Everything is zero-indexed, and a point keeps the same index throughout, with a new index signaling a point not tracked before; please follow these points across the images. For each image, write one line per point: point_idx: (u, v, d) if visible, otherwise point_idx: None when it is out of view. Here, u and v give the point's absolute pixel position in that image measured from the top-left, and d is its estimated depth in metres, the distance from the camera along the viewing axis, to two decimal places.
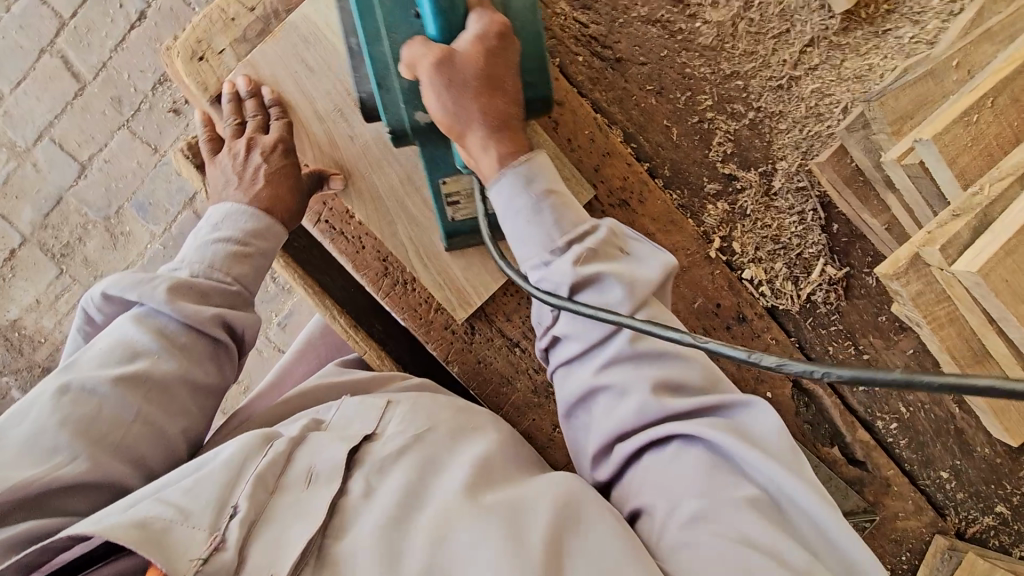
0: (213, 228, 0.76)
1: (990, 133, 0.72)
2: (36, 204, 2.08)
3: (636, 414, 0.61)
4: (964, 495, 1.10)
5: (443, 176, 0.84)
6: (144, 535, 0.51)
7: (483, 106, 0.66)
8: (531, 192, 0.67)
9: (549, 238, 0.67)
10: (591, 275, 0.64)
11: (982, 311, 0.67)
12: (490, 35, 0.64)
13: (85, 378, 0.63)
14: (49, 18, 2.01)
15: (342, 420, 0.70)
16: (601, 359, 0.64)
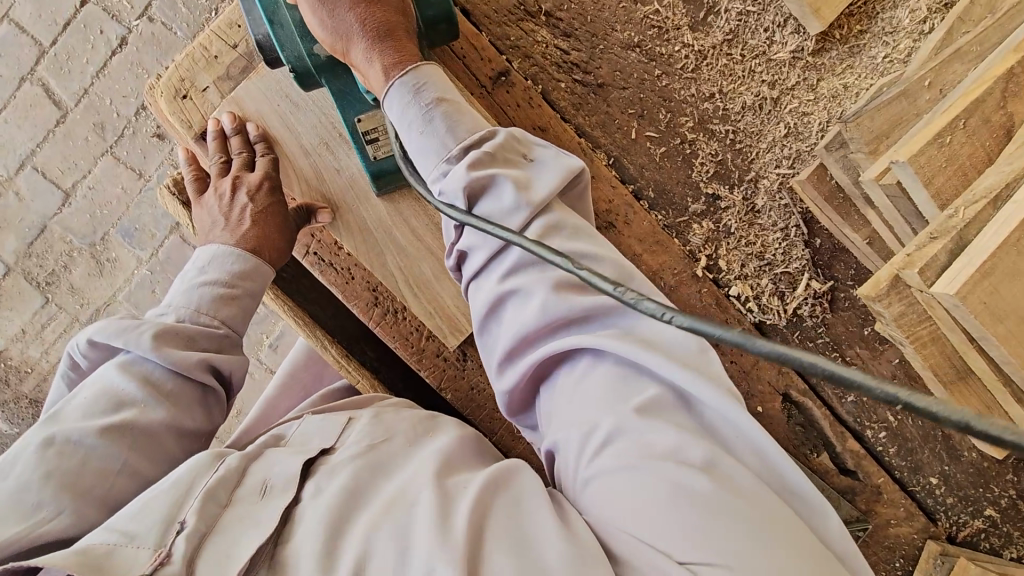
0: (200, 271, 0.76)
1: (963, 154, 0.74)
2: (20, 233, 2.06)
3: (539, 315, 0.61)
4: (953, 500, 1.13)
5: (357, 114, 0.84)
6: (84, 559, 0.52)
7: (361, 15, 0.71)
8: (421, 100, 0.71)
9: (445, 147, 0.70)
10: (484, 173, 0.67)
11: (962, 330, 0.68)
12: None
13: (70, 429, 0.62)
14: (29, 46, 2.00)
15: (301, 436, 0.73)
16: (505, 266, 0.65)
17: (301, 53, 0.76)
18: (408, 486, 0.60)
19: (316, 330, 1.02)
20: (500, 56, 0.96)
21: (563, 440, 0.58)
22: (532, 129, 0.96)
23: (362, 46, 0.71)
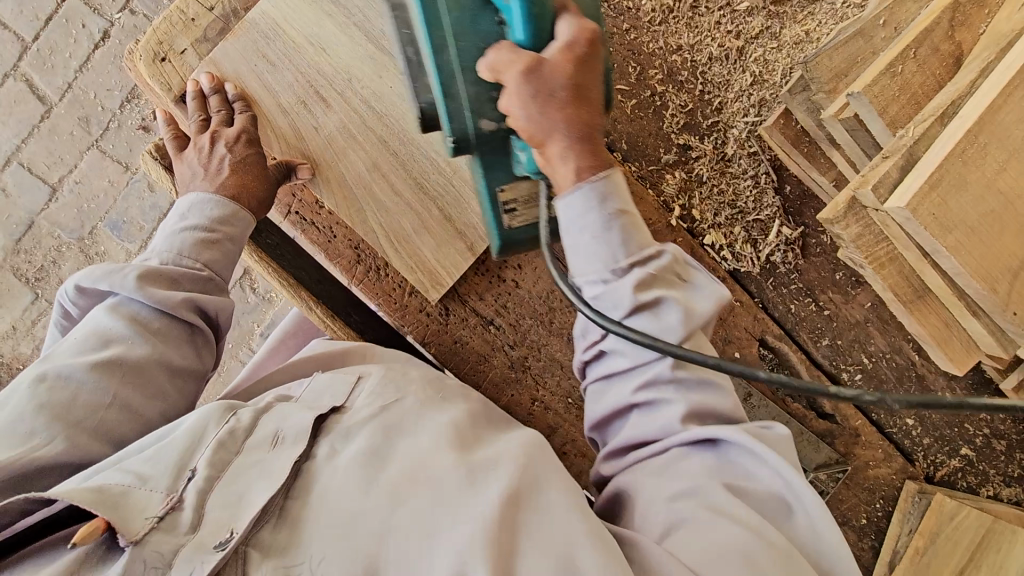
0: (180, 217, 0.81)
1: (915, 82, 0.77)
2: (6, 230, 2.06)
3: (669, 426, 0.64)
4: (930, 441, 1.16)
5: (499, 184, 0.75)
6: (100, 498, 0.56)
7: (569, 117, 0.64)
8: (604, 207, 0.65)
9: (613, 256, 0.65)
10: (652, 296, 0.64)
11: (918, 248, 0.72)
12: (580, 43, 0.64)
13: (60, 363, 0.66)
14: (10, 42, 2.01)
15: (310, 395, 0.74)
16: (645, 379, 0.66)
17: (468, 127, 0.69)
18: (432, 461, 0.63)
19: (301, 292, 1.04)
20: None
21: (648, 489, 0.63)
22: None
23: (563, 147, 0.64)
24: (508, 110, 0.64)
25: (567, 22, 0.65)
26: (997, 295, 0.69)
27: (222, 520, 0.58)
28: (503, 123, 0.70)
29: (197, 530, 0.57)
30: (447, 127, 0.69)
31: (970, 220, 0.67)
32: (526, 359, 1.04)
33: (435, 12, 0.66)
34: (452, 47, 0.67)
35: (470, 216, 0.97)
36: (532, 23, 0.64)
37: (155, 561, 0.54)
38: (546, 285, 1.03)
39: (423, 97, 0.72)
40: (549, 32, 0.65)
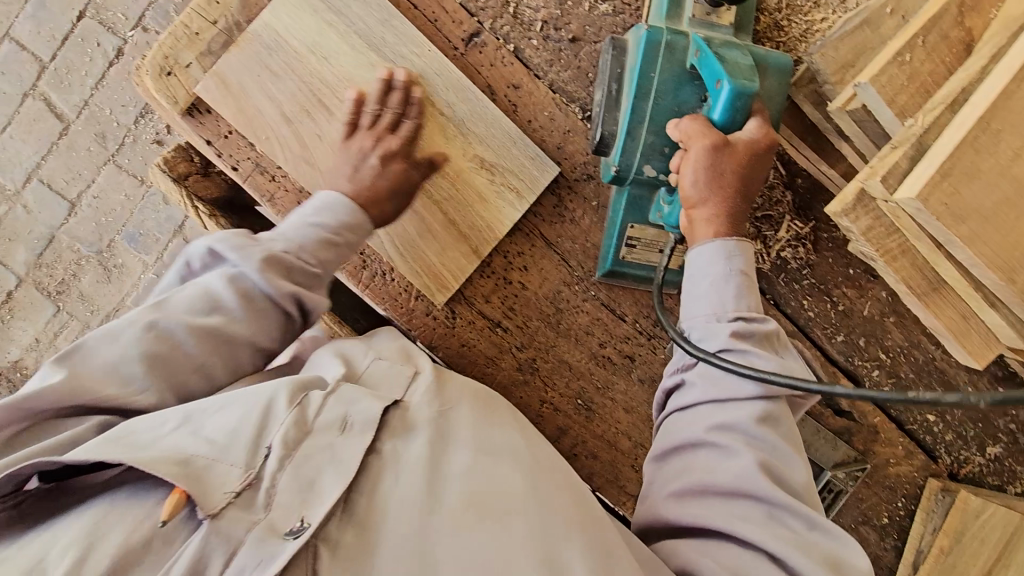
0: (309, 210, 0.82)
1: (924, 71, 0.75)
2: (29, 245, 2.15)
3: (736, 478, 0.66)
4: (952, 437, 1.13)
5: (633, 220, 0.94)
6: (184, 472, 0.57)
7: (727, 195, 0.74)
8: (729, 265, 0.74)
9: (722, 305, 0.74)
10: (744, 347, 0.72)
11: (931, 238, 0.69)
12: (760, 142, 0.73)
13: (174, 319, 0.70)
14: (28, 62, 2.06)
15: (371, 378, 0.77)
16: (720, 422, 0.71)
17: (633, 164, 0.86)
18: (494, 488, 0.68)
19: None
20: (471, 17, 0.97)
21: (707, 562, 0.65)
22: (506, 88, 0.98)
23: (708, 215, 0.75)
24: (682, 170, 0.75)
25: (757, 122, 0.74)
26: (1016, 286, 0.67)
27: (294, 505, 0.59)
28: (663, 175, 0.87)
29: (270, 510, 0.58)
30: (618, 157, 0.87)
31: (986, 209, 0.65)
32: (535, 362, 1.04)
33: (650, 71, 0.83)
34: (653, 101, 0.84)
35: (473, 218, 0.97)
36: (731, 110, 0.74)
37: (228, 538, 0.55)
38: (553, 285, 1.03)
39: (608, 128, 0.89)
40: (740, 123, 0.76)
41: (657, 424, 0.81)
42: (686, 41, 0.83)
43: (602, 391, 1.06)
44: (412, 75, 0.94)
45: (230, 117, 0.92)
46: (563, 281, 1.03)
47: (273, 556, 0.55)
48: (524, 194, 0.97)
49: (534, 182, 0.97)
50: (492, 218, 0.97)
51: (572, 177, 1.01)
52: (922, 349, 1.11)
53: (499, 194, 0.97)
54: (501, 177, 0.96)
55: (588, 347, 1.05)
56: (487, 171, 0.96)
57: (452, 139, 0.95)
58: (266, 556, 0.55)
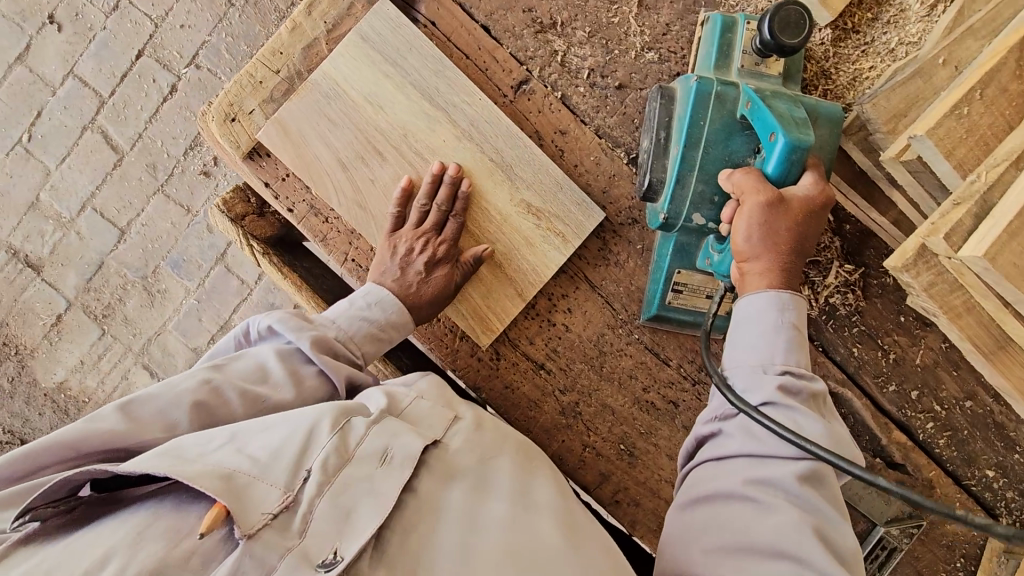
0: (365, 305, 0.88)
1: (983, 124, 0.74)
2: (80, 270, 2.24)
3: (775, 536, 0.63)
4: (1014, 495, 1.09)
5: (680, 265, 0.93)
6: (227, 486, 0.59)
7: (780, 251, 0.73)
8: (782, 317, 0.73)
9: (772, 357, 0.73)
10: (789, 403, 0.70)
11: (998, 298, 0.67)
12: (815, 197, 0.73)
13: (228, 380, 0.74)
14: (88, 98, 2.17)
15: (413, 415, 0.80)
16: (759, 474, 0.68)
17: (682, 212, 0.87)
18: (530, 544, 0.68)
19: None
20: (521, 65, 0.99)
21: None
22: (553, 133, 1.00)
23: (761, 270, 0.74)
24: (734, 226, 0.75)
25: (812, 177, 0.74)
26: None
27: (328, 535, 0.61)
28: (711, 224, 0.87)
29: (305, 536, 0.60)
30: (666, 205, 0.88)
31: None
32: (578, 405, 1.03)
33: (700, 121, 0.84)
34: (703, 151, 0.84)
35: (519, 261, 0.98)
36: (786, 164, 0.73)
37: (263, 562, 0.57)
38: (597, 328, 1.03)
39: (657, 175, 0.89)
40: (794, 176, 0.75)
41: (686, 472, 0.79)
42: (736, 92, 0.84)
43: (645, 437, 1.04)
44: (462, 122, 0.96)
45: (288, 161, 0.95)
46: (606, 324, 1.03)
47: None
48: (569, 241, 0.98)
49: (580, 227, 0.98)
50: (537, 262, 0.98)
51: (617, 221, 1.01)
52: (979, 402, 1.07)
53: (543, 238, 0.98)
54: (546, 223, 0.97)
55: (632, 391, 1.04)
56: (533, 216, 0.97)
57: (500, 183, 0.97)
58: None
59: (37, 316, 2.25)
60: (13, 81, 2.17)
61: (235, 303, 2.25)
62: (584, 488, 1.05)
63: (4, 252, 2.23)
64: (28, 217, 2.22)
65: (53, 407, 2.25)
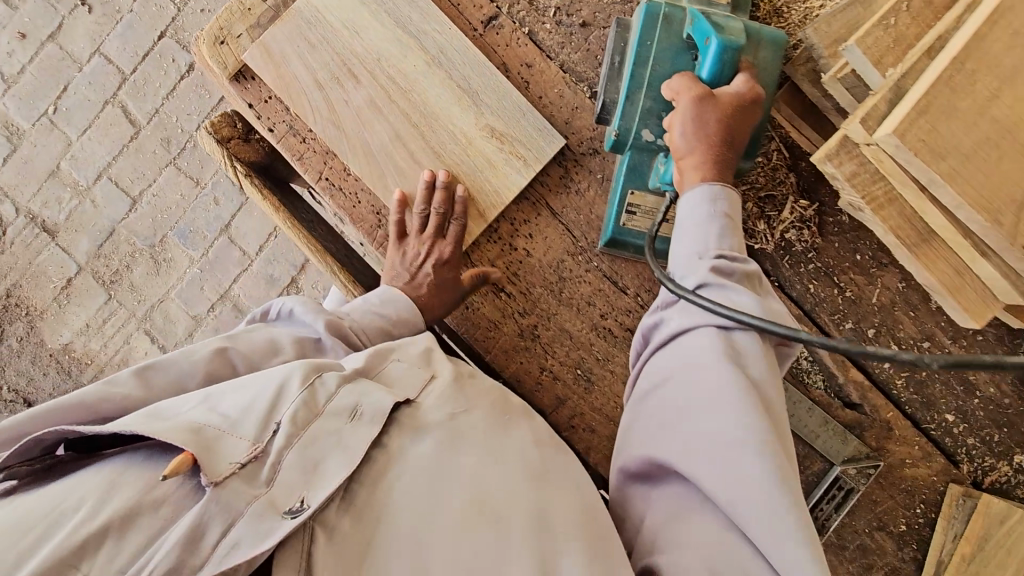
0: (377, 302, 0.94)
1: (909, 34, 0.78)
2: (92, 237, 2.34)
3: (704, 400, 0.69)
4: (974, 441, 1.08)
5: (634, 186, 0.97)
6: (196, 437, 0.59)
7: (711, 144, 0.77)
8: (714, 207, 0.76)
9: (705, 245, 0.75)
10: (723, 282, 0.73)
11: (916, 184, 0.70)
12: (745, 95, 0.77)
13: (233, 352, 0.76)
14: (112, 74, 2.31)
15: (391, 376, 0.80)
16: (695, 347, 0.73)
17: (631, 128, 0.92)
18: (496, 493, 0.69)
19: (324, 261, 1.13)
20: (491, 2, 1.06)
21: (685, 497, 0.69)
22: (519, 66, 1.06)
23: (694, 164, 0.78)
24: (669, 124, 0.80)
25: (743, 77, 0.79)
26: (1003, 228, 0.66)
27: (295, 486, 0.61)
28: (660, 140, 0.91)
29: (271, 486, 0.60)
30: (617, 121, 0.92)
31: (966, 146, 0.66)
32: (536, 328, 1.06)
33: (649, 40, 0.89)
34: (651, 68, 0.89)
35: (482, 181, 1.03)
36: (718, 64, 0.79)
37: (227, 508, 0.56)
38: (556, 254, 1.06)
39: (610, 97, 0.95)
40: (728, 78, 0.80)
41: (640, 364, 0.83)
42: (684, 14, 0.89)
43: (602, 363, 1.06)
44: (433, 50, 1.03)
45: (270, 81, 1.02)
46: (566, 251, 1.06)
47: (270, 532, 0.56)
48: (528, 159, 1.03)
49: (540, 153, 1.03)
50: (499, 184, 1.03)
51: (578, 150, 1.06)
52: (937, 344, 1.08)
53: (507, 161, 1.03)
54: (510, 146, 1.03)
55: (589, 317, 1.06)
56: (498, 141, 1.03)
57: (467, 107, 1.03)
58: (263, 532, 0.56)
59: (48, 279, 2.34)
60: (44, 57, 2.32)
61: (236, 273, 2.32)
62: (539, 411, 1.06)
63: (23, 216, 2.35)
64: (48, 184, 2.34)
65: (57, 368, 2.32)
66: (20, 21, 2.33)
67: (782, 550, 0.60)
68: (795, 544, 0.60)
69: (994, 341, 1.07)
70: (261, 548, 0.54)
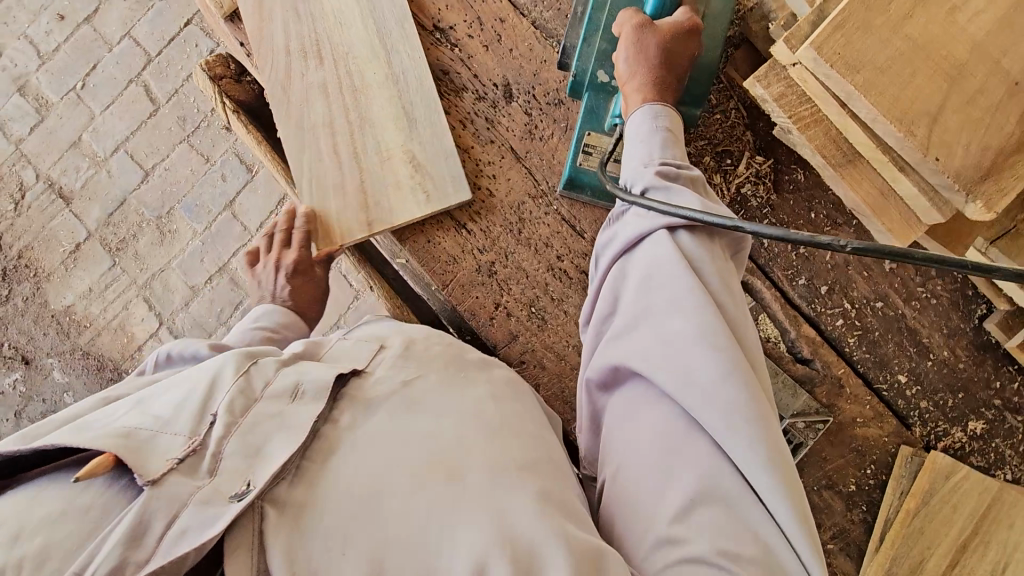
0: (253, 320, 1.03)
1: None
2: (103, 205, 2.45)
3: (661, 304, 0.72)
4: (928, 405, 1.06)
5: (590, 128, 1.02)
6: (126, 441, 0.60)
7: (652, 68, 0.85)
8: (656, 123, 0.83)
9: (650, 156, 0.82)
10: (666, 185, 0.79)
11: (836, 101, 0.75)
12: (684, 25, 0.86)
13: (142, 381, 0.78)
14: (138, 55, 2.46)
15: (333, 357, 0.85)
16: (649, 257, 0.77)
17: (588, 69, 0.99)
18: (449, 447, 0.69)
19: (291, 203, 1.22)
20: None
21: (643, 397, 0.72)
22: (493, 21, 1.13)
23: (636, 88, 0.86)
24: (616, 55, 0.88)
25: (682, 11, 0.88)
26: (915, 139, 0.70)
27: (239, 470, 0.62)
28: (614, 82, 0.99)
29: (214, 476, 0.61)
30: (575, 63, 1.00)
31: (879, 60, 0.70)
32: (493, 266, 1.10)
33: None
34: (606, 12, 0.97)
35: (382, 197, 1.08)
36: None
37: (172, 498, 0.57)
38: (517, 196, 1.11)
39: (570, 42, 1.03)
40: (669, 13, 0.89)
41: (598, 279, 0.86)
42: None
43: (556, 303, 1.09)
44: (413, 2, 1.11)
45: (249, 27, 1.12)
46: (527, 194, 1.11)
47: (217, 515, 0.57)
48: (431, 198, 1.08)
49: (445, 197, 1.09)
50: (396, 206, 1.08)
51: (543, 100, 1.12)
52: (891, 304, 1.07)
53: (412, 190, 1.08)
54: (421, 180, 1.08)
55: (546, 259, 1.10)
56: (413, 169, 1.09)
57: (401, 129, 1.10)
58: (209, 517, 0.57)
59: (59, 243, 2.45)
60: (78, 36, 2.49)
61: (236, 247, 2.39)
62: (492, 346, 1.10)
63: (42, 182, 2.47)
64: (68, 154, 2.47)
65: (57, 329, 2.41)
66: (60, 4, 2.51)
67: (733, 442, 0.63)
68: (746, 430, 0.63)
69: (948, 306, 1.06)
70: (207, 534, 0.55)
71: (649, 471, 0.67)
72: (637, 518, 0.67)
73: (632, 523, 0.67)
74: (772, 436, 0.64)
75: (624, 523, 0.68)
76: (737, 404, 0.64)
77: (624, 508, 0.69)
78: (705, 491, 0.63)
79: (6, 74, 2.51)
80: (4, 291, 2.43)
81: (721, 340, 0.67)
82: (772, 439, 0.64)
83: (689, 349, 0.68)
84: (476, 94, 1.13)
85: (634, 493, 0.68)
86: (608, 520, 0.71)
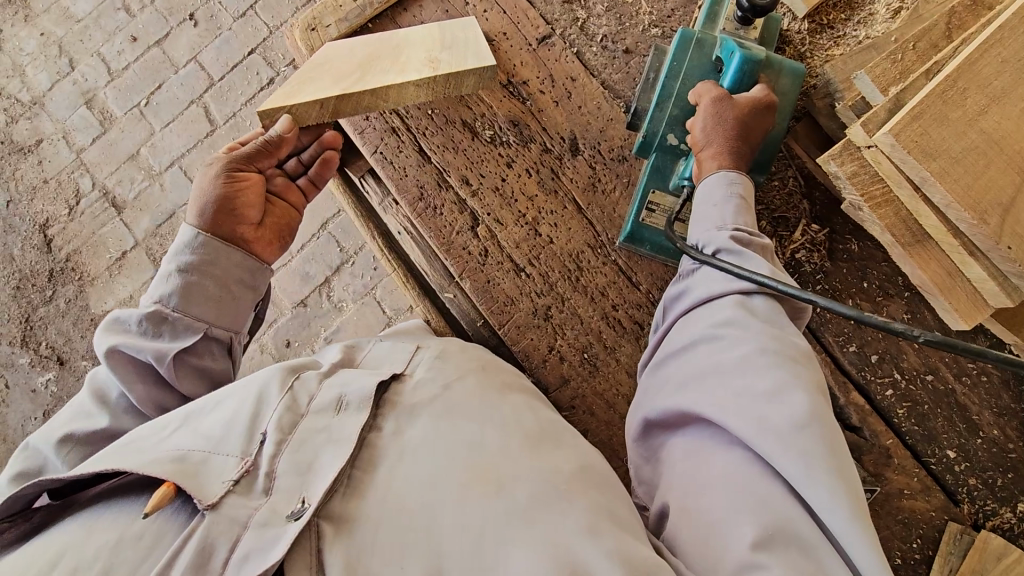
0: (178, 253, 0.99)
1: (912, 65, 0.90)
2: (152, 216, 2.53)
3: (733, 354, 0.78)
4: (976, 483, 1.06)
5: (655, 186, 1.07)
6: (181, 466, 0.67)
7: (729, 137, 0.91)
8: (730, 189, 0.90)
9: (723, 221, 0.88)
10: (741, 252, 0.85)
11: (910, 184, 0.79)
12: (762, 101, 0.92)
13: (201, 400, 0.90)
14: (202, 79, 2.59)
15: (373, 359, 0.89)
16: (717, 312, 0.84)
17: (658, 131, 1.05)
18: (509, 469, 0.71)
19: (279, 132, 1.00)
20: (547, 24, 1.21)
21: (712, 438, 0.77)
22: (565, 78, 1.19)
23: (711, 154, 0.92)
24: (693, 121, 0.95)
25: (760, 88, 0.94)
26: (988, 226, 0.74)
27: (294, 489, 0.67)
28: (683, 145, 1.05)
29: (270, 496, 0.67)
30: (646, 125, 1.06)
31: (952, 150, 0.75)
32: (549, 310, 1.13)
33: (682, 56, 1.03)
34: (679, 83, 1.03)
35: (380, 74, 0.96)
36: (740, 76, 0.94)
37: (232, 521, 0.63)
38: (577, 245, 1.15)
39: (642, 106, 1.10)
40: (746, 88, 0.95)
41: (662, 331, 0.93)
42: (714, 39, 1.02)
43: (608, 351, 1.12)
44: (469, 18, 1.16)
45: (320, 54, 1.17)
46: (587, 243, 1.15)
47: (276, 537, 0.62)
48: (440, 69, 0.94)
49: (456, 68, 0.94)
50: (393, 76, 0.94)
51: (608, 156, 1.17)
52: (942, 377, 1.08)
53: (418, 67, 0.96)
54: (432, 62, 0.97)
55: (601, 307, 1.13)
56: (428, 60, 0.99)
57: (430, 48, 1.04)
58: (269, 540, 0.62)
59: (106, 250, 2.52)
60: (147, 57, 2.62)
61: None
62: (543, 389, 1.12)
63: (98, 190, 2.57)
64: (125, 166, 2.58)
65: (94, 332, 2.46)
66: (134, 27, 2.65)
67: (807, 480, 0.66)
68: (819, 470, 0.66)
69: (999, 384, 1.07)
70: (269, 559, 0.60)
71: (720, 502, 0.70)
72: (708, 550, 0.68)
73: (697, 557, 0.69)
74: (849, 480, 0.67)
75: (693, 556, 0.70)
76: (813, 450, 0.67)
77: (693, 538, 0.71)
78: (781, 525, 0.66)
79: (76, 87, 2.64)
80: (48, 293, 2.50)
81: (791, 389, 0.72)
82: (850, 485, 0.67)
83: (761, 394, 0.73)
84: (543, 145, 1.18)
85: (702, 525, 0.70)
86: (675, 550, 0.73)
